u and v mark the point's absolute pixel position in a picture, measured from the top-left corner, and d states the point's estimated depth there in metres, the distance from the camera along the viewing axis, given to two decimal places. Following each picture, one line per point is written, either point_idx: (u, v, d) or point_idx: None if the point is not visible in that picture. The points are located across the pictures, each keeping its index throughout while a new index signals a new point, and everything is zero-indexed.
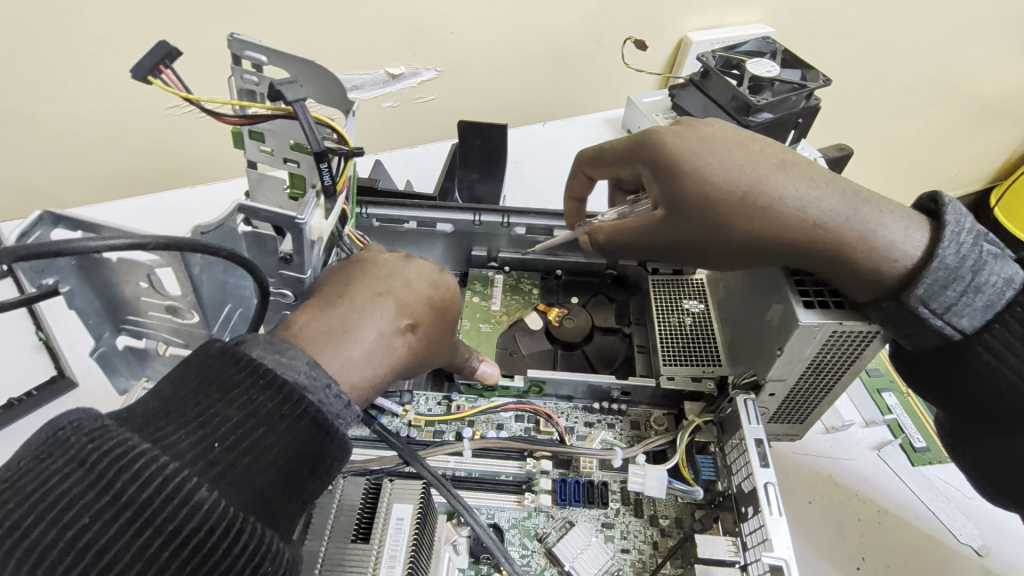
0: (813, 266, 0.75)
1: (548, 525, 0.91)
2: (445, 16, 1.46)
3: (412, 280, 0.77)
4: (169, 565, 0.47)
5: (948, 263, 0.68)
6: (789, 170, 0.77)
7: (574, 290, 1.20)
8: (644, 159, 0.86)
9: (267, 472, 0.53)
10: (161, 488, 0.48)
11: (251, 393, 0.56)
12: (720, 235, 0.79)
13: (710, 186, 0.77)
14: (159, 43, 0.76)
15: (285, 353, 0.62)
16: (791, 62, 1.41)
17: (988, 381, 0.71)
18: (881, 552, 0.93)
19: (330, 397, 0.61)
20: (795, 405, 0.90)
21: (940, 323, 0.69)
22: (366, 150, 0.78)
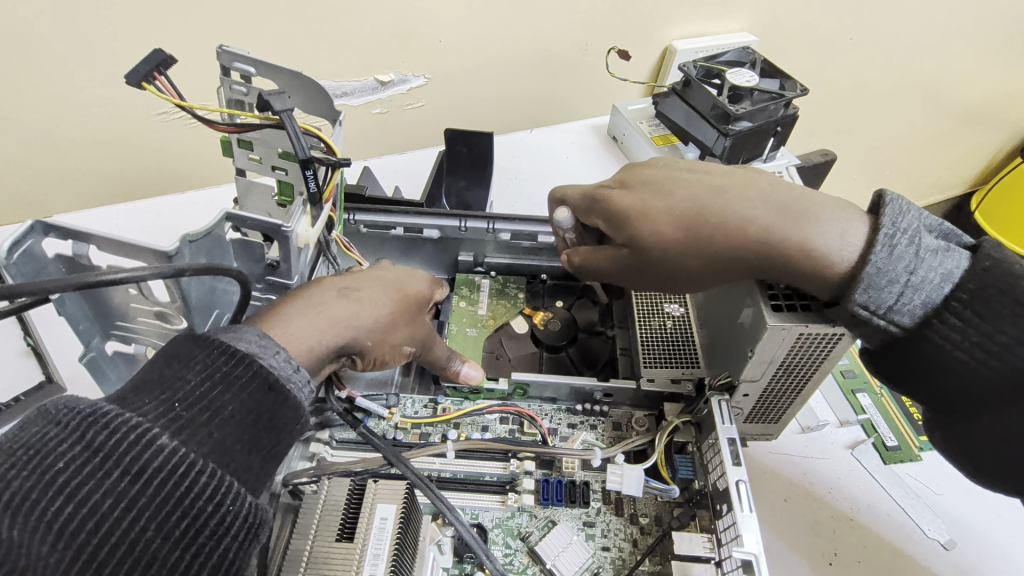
0: (772, 273, 0.79)
1: (531, 524, 0.93)
2: (435, 24, 1.49)
3: (379, 276, 0.86)
4: (135, 502, 0.51)
5: (880, 266, 0.70)
6: (729, 192, 0.82)
7: (559, 294, 1.22)
8: (597, 212, 0.92)
9: (224, 426, 0.59)
10: (125, 434, 0.53)
11: (208, 357, 0.62)
12: (679, 266, 0.85)
13: (660, 224, 0.84)
14: (154, 51, 0.79)
15: (239, 330, 0.68)
16: (770, 72, 1.44)
17: (942, 370, 0.71)
18: (853, 548, 0.96)
19: (279, 361, 0.67)
20: (768, 405, 0.92)
21: (881, 322, 0.71)
22: (352, 161, 0.80)
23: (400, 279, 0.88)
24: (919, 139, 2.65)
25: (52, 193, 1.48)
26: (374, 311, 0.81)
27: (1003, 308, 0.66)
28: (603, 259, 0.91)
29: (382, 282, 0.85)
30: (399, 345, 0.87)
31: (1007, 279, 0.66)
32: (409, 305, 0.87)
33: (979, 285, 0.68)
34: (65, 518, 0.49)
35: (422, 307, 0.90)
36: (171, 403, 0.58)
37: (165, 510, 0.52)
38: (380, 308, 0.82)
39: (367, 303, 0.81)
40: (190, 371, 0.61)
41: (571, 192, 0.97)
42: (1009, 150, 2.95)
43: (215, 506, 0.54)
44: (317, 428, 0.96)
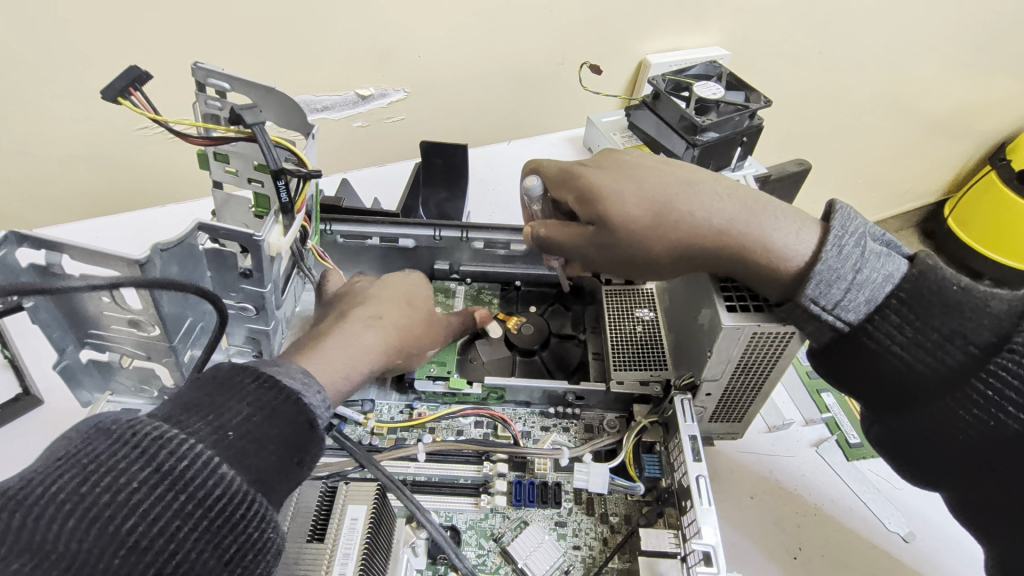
0: (726, 267, 0.83)
1: (504, 526, 0.95)
2: (413, 40, 1.53)
3: (391, 297, 0.90)
4: (194, 527, 0.53)
5: (831, 265, 0.74)
6: (694, 186, 0.86)
7: (532, 300, 1.26)
8: (568, 188, 0.93)
9: (274, 455, 0.61)
10: (191, 460, 0.55)
11: (260, 387, 0.63)
12: (643, 249, 0.86)
13: (629, 206, 0.85)
14: (130, 68, 0.82)
15: (283, 364, 0.70)
16: (736, 84, 1.50)
17: (879, 366, 0.74)
18: (817, 543, 0.99)
19: (320, 402, 0.69)
20: (730, 405, 0.96)
21: (830, 318, 0.74)
22: (322, 173, 0.83)
23: (412, 293, 0.94)
24: (889, 148, 2.74)
25: (33, 206, 1.49)
26: (400, 330, 0.87)
27: (935, 307, 0.71)
28: (565, 237, 0.92)
29: (394, 300, 0.90)
30: (418, 352, 0.94)
31: (936, 283, 0.72)
32: (426, 317, 0.94)
33: (916, 287, 0.72)
34: (133, 538, 0.51)
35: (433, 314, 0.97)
36: (225, 429, 0.59)
37: (217, 537, 0.55)
38: (401, 325, 0.87)
39: (391, 326, 0.86)
40: (242, 399, 0.62)
41: (547, 165, 0.98)
42: (976, 157, 3.05)
43: (260, 533, 0.57)
44: None
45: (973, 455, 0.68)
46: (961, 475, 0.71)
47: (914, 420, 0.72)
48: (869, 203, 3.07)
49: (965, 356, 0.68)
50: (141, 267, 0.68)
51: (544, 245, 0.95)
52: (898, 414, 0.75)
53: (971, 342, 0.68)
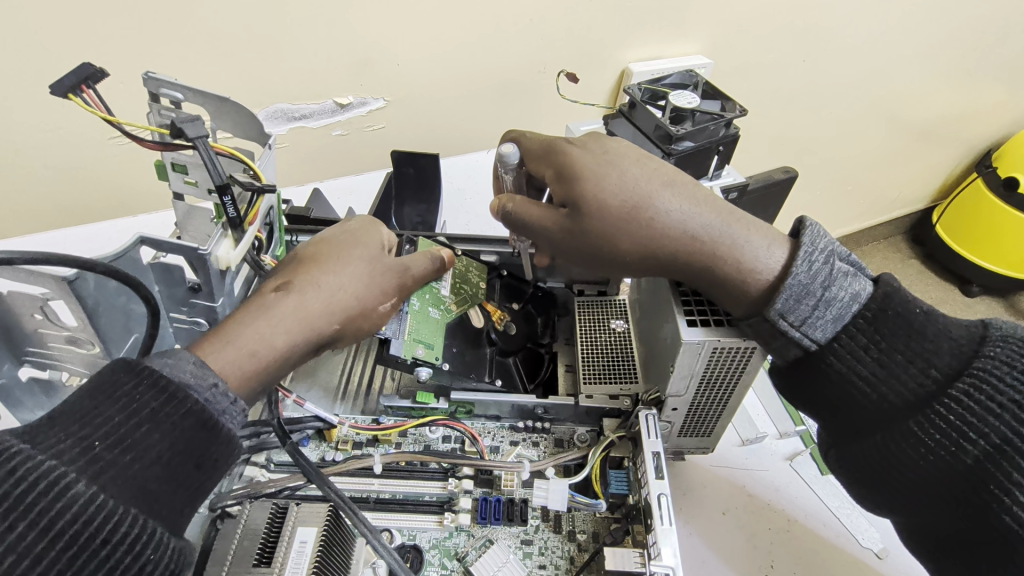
0: (694, 278, 0.81)
1: (468, 545, 0.93)
2: (391, 50, 1.53)
3: (318, 260, 0.86)
4: (44, 555, 0.53)
5: (801, 280, 0.72)
6: (673, 188, 0.83)
7: (513, 297, 1.21)
8: (549, 163, 0.90)
9: (150, 468, 0.61)
10: (36, 481, 0.54)
11: (138, 390, 0.63)
12: (611, 246, 0.84)
13: (607, 194, 0.83)
14: (82, 65, 0.80)
15: (175, 357, 0.68)
16: (712, 93, 1.50)
17: (844, 387, 0.71)
18: (789, 560, 0.97)
19: (216, 394, 0.68)
20: (697, 420, 0.94)
21: (797, 335, 0.72)
22: (276, 189, 0.81)
23: (345, 247, 0.89)
24: (876, 156, 2.75)
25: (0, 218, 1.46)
26: (326, 295, 0.83)
27: (900, 328, 0.70)
28: (529, 211, 0.90)
29: (320, 262, 0.86)
30: (368, 317, 0.88)
31: (903, 306, 0.70)
32: (367, 273, 0.88)
33: (882, 306, 0.70)
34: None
35: (379, 266, 0.90)
36: (90, 441, 0.59)
37: (77, 563, 0.54)
38: (326, 288, 0.83)
39: (311, 290, 0.82)
40: (115, 406, 0.61)
41: (528, 139, 0.96)
42: (963, 165, 3.06)
43: (134, 558, 0.57)
44: (253, 452, 0.96)
45: (931, 482, 0.67)
46: (916, 505, 0.70)
47: (875, 444, 0.70)
48: (855, 210, 3.08)
49: (929, 383, 0.67)
50: (68, 283, 0.66)
51: (511, 220, 0.92)
52: (856, 438, 0.73)
53: (934, 366, 0.67)
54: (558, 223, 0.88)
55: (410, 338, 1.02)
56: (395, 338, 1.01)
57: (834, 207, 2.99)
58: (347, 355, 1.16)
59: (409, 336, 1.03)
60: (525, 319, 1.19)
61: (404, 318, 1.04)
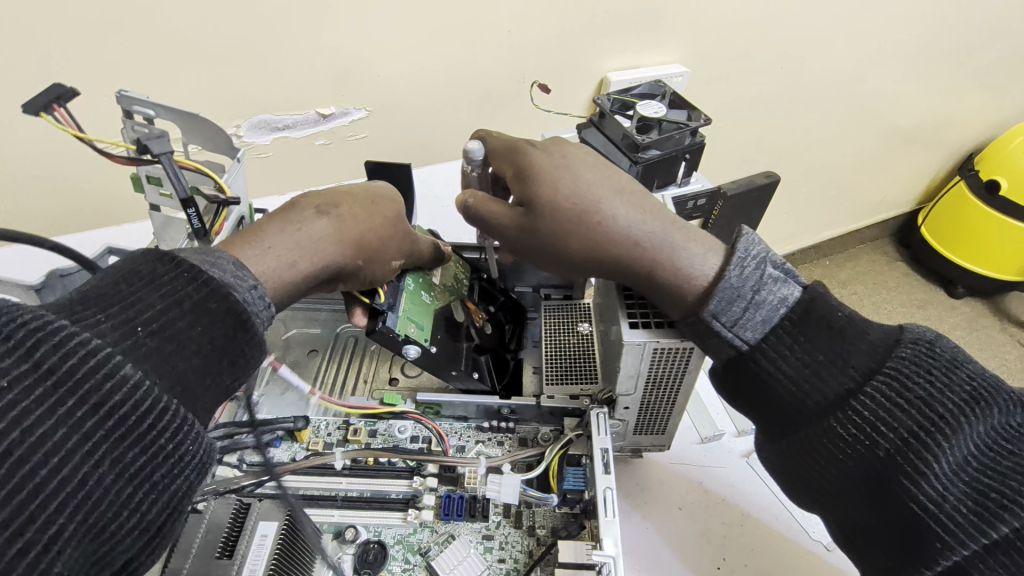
0: (637, 283, 0.86)
1: (431, 540, 0.97)
2: (369, 62, 1.57)
3: (352, 198, 0.95)
4: (92, 432, 0.56)
5: (732, 283, 0.77)
6: (622, 196, 0.87)
7: (489, 300, 1.25)
8: (511, 163, 0.93)
9: (190, 358, 0.65)
10: (85, 358, 0.57)
11: (176, 285, 0.67)
12: (561, 247, 0.89)
13: (560, 197, 0.87)
14: (56, 85, 0.86)
15: (215, 258, 0.74)
16: (679, 102, 1.54)
17: (773, 387, 0.75)
18: (741, 552, 1.01)
19: (253, 296, 0.74)
20: (649, 418, 0.98)
21: (729, 335, 0.77)
22: (240, 200, 0.89)
23: (375, 197, 0.98)
24: (856, 161, 2.79)
25: None
26: (360, 229, 0.92)
27: (823, 330, 0.74)
28: (490, 207, 0.94)
29: (352, 202, 0.95)
30: (387, 260, 0.97)
31: (825, 309, 0.75)
32: (390, 221, 0.98)
33: (807, 310, 0.75)
34: (9, 444, 0.51)
35: (400, 220, 1.00)
36: (132, 327, 0.62)
37: (122, 444, 0.58)
38: (358, 224, 0.92)
39: (345, 222, 0.91)
40: (155, 297, 0.65)
41: (495, 139, 0.99)
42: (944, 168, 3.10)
43: (175, 444, 0.61)
44: (226, 452, 1.00)
45: (850, 478, 0.70)
46: (836, 499, 0.73)
47: (802, 439, 0.74)
48: (840, 214, 3.12)
49: (848, 379, 0.72)
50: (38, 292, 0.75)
51: (472, 216, 0.95)
52: (784, 435, 0.77)
53: (851, 364, 0.72)
54: (514, 223, 0.92)
55: (404, 315, 1.04)
56: (391, 312, 1.02)
57: (819, 212, 3.04)
58: (322, 359, 1.21)
59: (404, 313, 1.04)
60: (495, 322, 1.24)
61: (400, 294, 1.06)
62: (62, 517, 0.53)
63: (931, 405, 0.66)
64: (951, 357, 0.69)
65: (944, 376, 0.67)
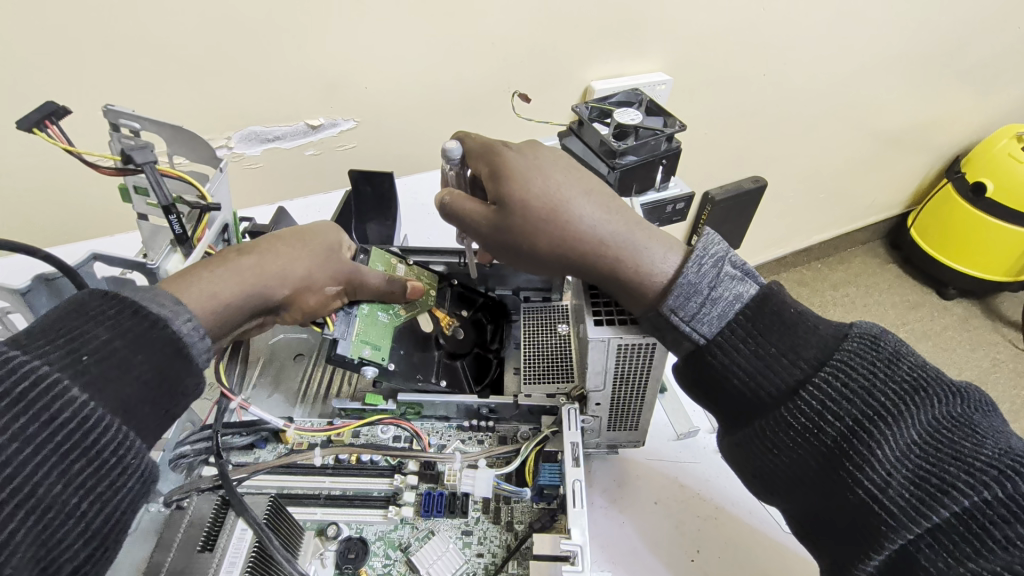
0: (602, 281, 0.89)
1: (411, 536, 0.99)
2: (354, 75, 1.62)
3: (281, 236, 1.03)
4: (41, 447, 0.61)
5: (689, 281, 0.81)
6: (590, 198, 0.91)
7: (462, 304, 1.27)
8: (487, 162, 0.97)
9: (134, 380, 0.70)
10: (34, 382, 0.62)
11: (121, 315, 0.72)
12: (530, 244, 0.92)
13: (530, 196, 0.90)
14: (47, 102, 0.89)
15: (154, 293, 0.78)
16: (655, 109, 1.59)
17: (729, 379, 0.79)
18: (714, 545, 1.03)
19: (189, 327, 0.77)
20: (622, 414, 1.02)
21: (687, 330, 0.80)
22: (220, 208, 0.94)
23: (306, 233, 1.07)
24: (841, 165, 2.84)
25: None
26: (283, 261, 0.99)
27: (775, 326, 0.78)
28: (465, 206, 0.96)
29: (281, 239, 1.02)
30: (318, 289, 1.03)
31: (778, 305, 0.79)
32: (320, 254, 1.04)
33: (761, 307, 0.79)
34: None
35: (334, 253, 1.07)
36: (78, 353, 0.67)
37: (68, 459, 0.62)
38: (284, 257, 0.99)
39: (274, 256, 0.98)
40: (102, 326, 0.70)
41: (472, 137, 1.02)
42: (928, 170, 3.15)
43: (118, 458, 0.66)
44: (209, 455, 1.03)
45: (801, 466, 0.73)
46: (790, 488, 0.76)
47: (756, 429, 0.77)
48: (828, 217, 3.16)
49: (798, 371, 0.75)
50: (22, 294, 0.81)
51: (447, 211, 0.98)
52: (741, 426, 0.80)
53: (800, 356, 0.76)
54: (487, 221, 0.95)
55: (357, 338, 1.09)
56: (343, 338, 1.07)
57: (807, 215, 3.08)
58: (308, 363, 1.24)
59: (358, 337, 1.09)
60: (474, 323, 1.27)
61: (353, 320, 1.10)
62: (10, 528, 0.58)
63: (872, 395, 0.69)
64: (895, 351, 0.73)
65: (886, 368, 0.71)
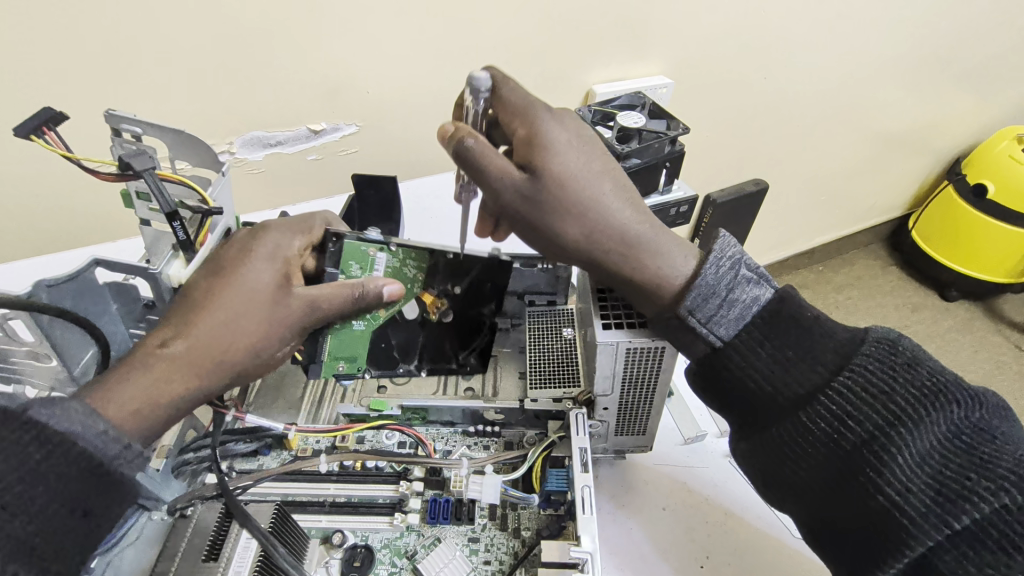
0: (615, 278, 0.87)
1: (418, 543, 0.98)
2: (357, 77, 1.61)
3: (211, 299, 0.86)
4: None
5: (708, 282, 0.80)
6: (618, 188, 0.87)
7: (455, 278, 1.10)
8: (524, 123, 0.86)
9: (40, 513, 0.63)
10: None
11: (22, 440, 0.64)
12: (553, 223, 0.85)
13: (565, 174, 0.84)
14: (44, 108, 0.89)
15: (62, 405, 0.69)
16: (658, 112, 1.58)
17: (744, 383, 0.78)
18: (724, 551, 1.02)
19: (107, 440, 0.70)
20: (630, 419, 1.01)
21: (704, 331, 0.79)
22: (222, 212, 0.92)
23: (238, 284, 0.88)
24: (842, 167, 2.83)
25: None
26: (221, 338, 0.85)
27: (792, 328, 0.77)
28: (488, 160, 0.82)
29: (211, 305, 0.85)
30: (265, 353, 0.90)
31: (794, 308, 0.78)
32: (261, 312, 0.88)
33: (776, 309, 0.78)
34: None
35: (278, 304, 0.90)
36: None
37: None
38: (218, 330, 0.85)
39: (207, 331, 0.84)
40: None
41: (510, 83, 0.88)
42: (930, 172, 3.15)
43: None
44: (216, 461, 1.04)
45: (820, 473, 0.72)
46: (805, 495, 0.75)
47: (773, 435, 0.76)
48: (830, 219, 3.15)
49: (815, 375, 0.74)
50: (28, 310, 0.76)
51: (466, 161, 0.81)
52: (756, 432, 0.79)
53: (818, 360, 0.75)
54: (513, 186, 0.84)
55: (329, 358, 1.11)
56: (314, 363, 1.10)
57: (809, 218, 3.07)
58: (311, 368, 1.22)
59: (329, 356, 1.11)
60: (472, 297, 1.14)
61: (322, 340, 1.09)
62: None
63: (893, 400, 0.69)
64: (914, 355, 0.72)
65: (906, 372, 0.71)
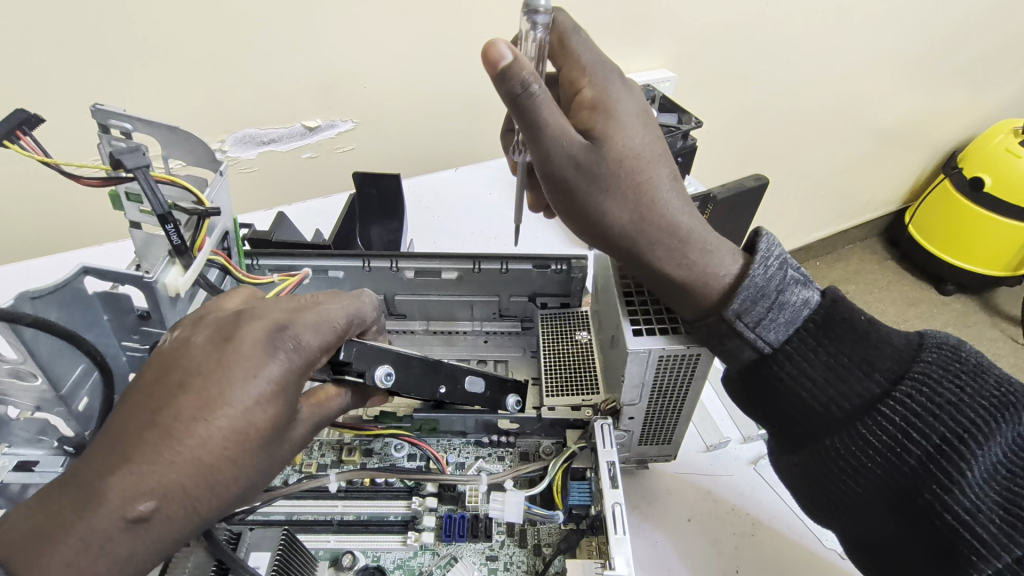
0: (655, 273, 0.82)
1: (432, 563, 0.92)
2: (355, 72, 1.54)
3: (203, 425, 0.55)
4: None
5: (757, 282, 0.76)
6: (672, 177, 0.84)
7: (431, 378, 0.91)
8: (596, 90, 0.82)
9: None
10: None
11: None
12: (601, 197, 0.79)
13: (626, 150, 0.79)
14: (17, 109, 0.80)
15: None
16: (668, 106, 1.53)
17: (794, 391, 0.74)
18: (754, 563, 0.97)
19: None
20: (655, 428, 0.96)
21: (752, 336, 0.76)
22: (220, 210, 0.85)
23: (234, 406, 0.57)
24: (844, 160, 2.81)
25: None
26: (207, 485, 0.56)
27: (847, 335, 0.74)
28: (545, 110, 0.71)
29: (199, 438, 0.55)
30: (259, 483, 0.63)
31: (847, 314, 0.75)
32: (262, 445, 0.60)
33: (828, 314, 0.75)
34: None
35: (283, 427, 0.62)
36: None
37: None
38: (204, 473, 0.56)
39: (189, 475, 0.55)
40: None
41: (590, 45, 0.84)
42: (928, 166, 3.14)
43: None
44: None
45: (880, 488, 0.70)
46: (863, 510, 0.72)
47: (828, 446, 0.73)
48: (829, 213, 3.13)
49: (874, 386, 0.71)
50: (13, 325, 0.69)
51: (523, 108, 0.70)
52: (809, 443, 0.76)
53: (876, 368, 0.72)
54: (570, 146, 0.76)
55: None
56: None
57: (809, 212, 3.04)
58: None
59: None
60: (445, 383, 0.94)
61: None
62: None
63: (962, 410, 0.66)
64: (977, 363, 0.70)
65: (971, 381, 0.68)
